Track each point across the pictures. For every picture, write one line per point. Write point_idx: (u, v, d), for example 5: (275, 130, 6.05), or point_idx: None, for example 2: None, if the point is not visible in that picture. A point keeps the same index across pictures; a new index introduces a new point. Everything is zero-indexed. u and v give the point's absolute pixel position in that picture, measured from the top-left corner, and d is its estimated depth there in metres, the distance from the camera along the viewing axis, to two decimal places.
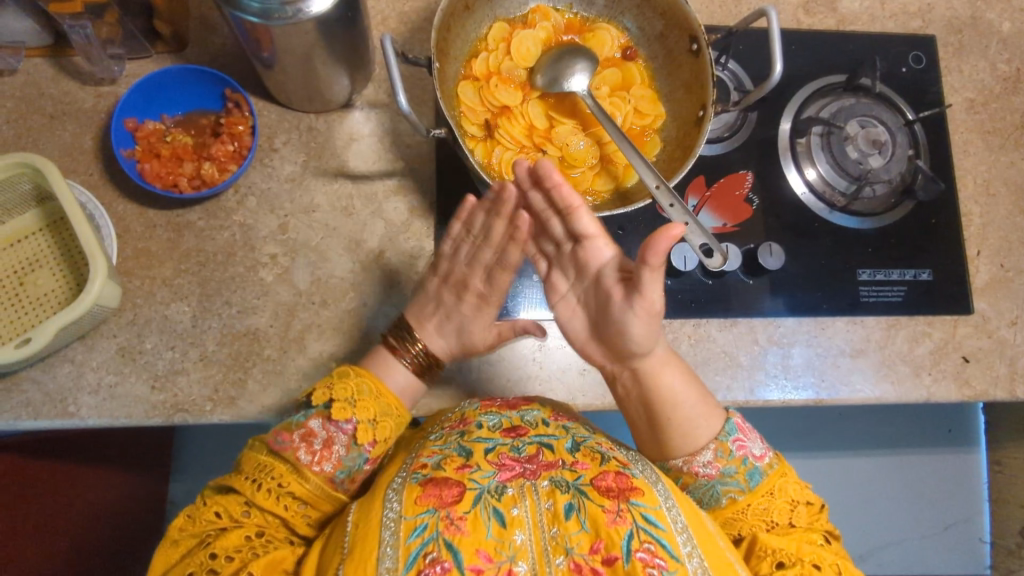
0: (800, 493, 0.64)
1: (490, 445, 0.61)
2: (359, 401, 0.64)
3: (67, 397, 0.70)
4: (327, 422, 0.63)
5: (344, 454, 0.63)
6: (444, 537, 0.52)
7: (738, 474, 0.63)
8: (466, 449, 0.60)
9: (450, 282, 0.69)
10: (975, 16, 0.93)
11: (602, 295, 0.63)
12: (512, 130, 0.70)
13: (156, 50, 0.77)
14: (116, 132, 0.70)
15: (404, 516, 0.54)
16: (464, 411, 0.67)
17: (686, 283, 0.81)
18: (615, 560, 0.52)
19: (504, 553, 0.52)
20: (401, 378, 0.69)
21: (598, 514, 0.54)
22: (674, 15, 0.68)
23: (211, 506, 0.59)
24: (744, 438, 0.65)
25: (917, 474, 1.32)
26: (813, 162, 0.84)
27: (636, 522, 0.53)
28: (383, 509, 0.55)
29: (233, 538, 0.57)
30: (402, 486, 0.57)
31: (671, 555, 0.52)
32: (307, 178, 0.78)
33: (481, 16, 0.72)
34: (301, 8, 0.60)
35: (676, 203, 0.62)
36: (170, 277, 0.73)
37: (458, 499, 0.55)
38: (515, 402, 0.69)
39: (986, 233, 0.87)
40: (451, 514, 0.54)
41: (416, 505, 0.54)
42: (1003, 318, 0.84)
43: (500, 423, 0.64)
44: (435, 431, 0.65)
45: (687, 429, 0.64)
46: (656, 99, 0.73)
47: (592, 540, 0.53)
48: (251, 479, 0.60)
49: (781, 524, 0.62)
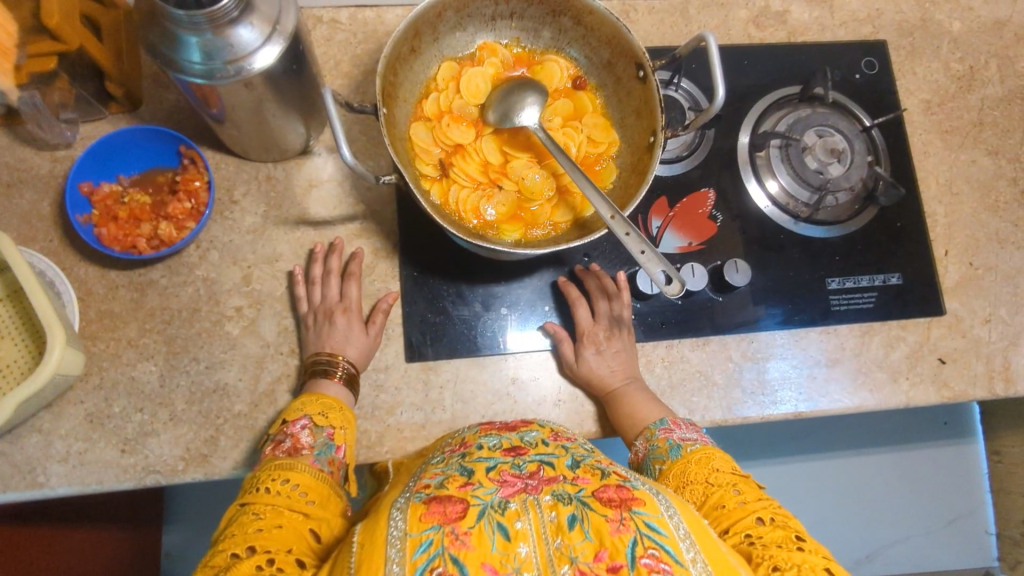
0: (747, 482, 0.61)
1: (492, 463, 0.53)
2: (306, 404, 0.66)
3: (36, 467, 0.69)
4: (283, 433, 0.64)
5: (310, 440, 0.63)
6: (451, 552, 0.45)
7: (660, 448, 0.67)
8: (469, 469, 0.53)
9: (321, 312, 0.73)
10: (925, 17, 0.93)
11: (592, 335, 0.76)
12: (467, 169, 0.70)
13: (110, 110, 0.77)
14: (71, 198, 0.70)
15: (410, 533, 0.46)
16: (465, 436, 0.61)
17: (655, 305, 0.81)
18: (619, 568, 0.45)
19: (510, 566, 0.45)
20: (332, 387, 0.69)
21: (601, 524, 0.47)
22: (619, 43, 0.68)
23: (220, 550, 0.51)
24: (673, 428, 0.69)
25: (915, 470, 1.31)
26: (773, 175, 0.85)
27: (640, 530, 0.47)
28: (388, 530, 0.47)
29: (246, 566, 0.49)
30: (406, 506, 0.49)
31: (676, 560, 0.46)
32: (269, 228, 0.77)
33: (428, 56, 0.71)
34: (243, 66, 0.59)
35: (632, 230, 0.62)
36: (135, 338, 0.73)
37: (462, 514, 0.47)
38: (516, 425, 0.63)
39: (952, 233, 0.87)
40: (455, 530, 0.46)
41: (421, 523, 0.47)
42: (977, 317, 0.84)
43: (500, 443, 0.57)
44: (436, 456, 0.58)
45: (639, 421, 0.71)
46: (609, 126, 0.73)
47: (596, 550, 0.45)
48: (255, 513, 0.55)
49: (716, 497, 0.59)
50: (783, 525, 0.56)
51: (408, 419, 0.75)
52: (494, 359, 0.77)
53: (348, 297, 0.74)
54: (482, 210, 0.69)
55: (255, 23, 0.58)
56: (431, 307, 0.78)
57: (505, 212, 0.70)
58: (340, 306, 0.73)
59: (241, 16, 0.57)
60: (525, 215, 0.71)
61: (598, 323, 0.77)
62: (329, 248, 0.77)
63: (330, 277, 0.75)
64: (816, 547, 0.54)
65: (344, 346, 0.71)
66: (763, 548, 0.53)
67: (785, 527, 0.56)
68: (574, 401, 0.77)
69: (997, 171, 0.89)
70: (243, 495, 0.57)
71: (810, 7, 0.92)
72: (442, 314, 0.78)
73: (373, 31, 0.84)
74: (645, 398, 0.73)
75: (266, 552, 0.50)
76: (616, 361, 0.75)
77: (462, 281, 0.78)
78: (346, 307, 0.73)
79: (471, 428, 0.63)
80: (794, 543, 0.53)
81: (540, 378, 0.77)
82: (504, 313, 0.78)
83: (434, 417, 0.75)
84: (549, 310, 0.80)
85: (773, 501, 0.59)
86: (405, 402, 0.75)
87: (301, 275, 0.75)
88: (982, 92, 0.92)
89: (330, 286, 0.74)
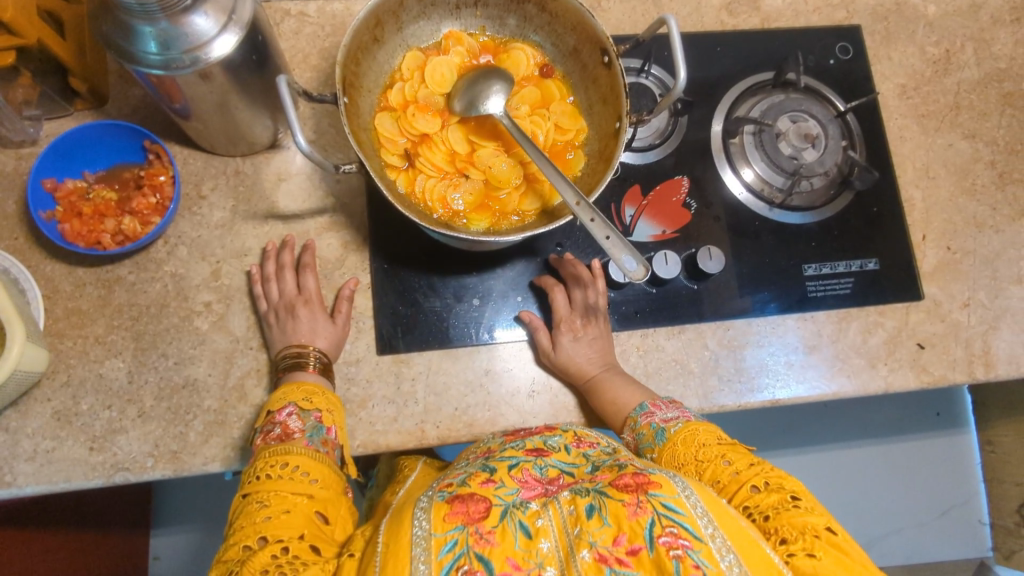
0: (738, 450, 0.61)
1: (513, 462, 0.57)
2: (289, 391, 0.65)
3: (3, 465, 0.68)
4: (268, 425, 0.63)
5: (300, 425, 0.62)
6: (476, 550, 0.47)
7: (647, 436, 0.66)
8: (491, 467, 0.56)
9: (283, 305, 0.72)
10: (899, 2, 0.93)
11: (568, 321, 0.75)
12: (433, 158, 0.69)
13: (75, 107, 0.77)
14: (33, 194, 0.69)
15: (434, 533, 0.48)
16: (489, 444, 0.64)
17: (629, 294, 0.80)
18: (639, 551, 0.46)
19: (532, 561, 0.47)
20: (306, 376, 0.68)
21: (618, 509, 0.48)
22: (583, 29, 0.67)
23: (234, 543, 0.54)
24: (654, 410, 0.68)
25: (908, 461, 1.29)
26: (748, 162, 0.84)
27: (657, 510, 0.48)
28: (412, 529, 0.49)
29: (260, 559, 0.51)
30: (428, 505, 0.51)
31: (695, 535, 0.46)
32: (237, 222, 0.77)
33: (393, 46, 0.71)
34: (201, 55, 0.59)
35: (597, 216, 0.61)
36: (103, 334, 0.72)
37: (485, 514, 0.49)
38: (537, 431, 0.66)
39: (930, 217, 0.86)
40: (479, 529, 0.48)
41: (444, 522, 0.48)
42: (955, 301, 0.84)
43: (522, 445, 0.60)
44: (461, 464, 0.62)
45: (620, 408, 0.70)
46: (577, 114, 0.72)
47: (615, 535, 0.47)
48: (260, 500, 0.56)
49: (715, 475, 0.59)
50: (777, 487, 0.56)
51: (380, 412, 0.74)
52: (466, 351, 0.76)
53: (308, 289, 0.73)
54: (449, 200, 0.69)
55: (210, 12, 0.58)
56: (402, 299, 0.77)
57: (473, 201, 0.69)
58: (302, 297, 0.72)
59: (194, 4, 0.56)
60: (493, 204, 0.70)
61: (574, 310, 0.76)
62: (281, 244, 0.76)
63: (286, 271, 0.74)
64: (813, 505, 0.54)
65: (314, 336, 0.71)
66: (763, 522, 0.54)
67: (780, 490, 0.56)
68: (549, 391, 0.76)
69: (975, 155, 0.89)
70: (245, 485, 0.58)
71: None
72: (413, 306, 0.77)
73: (341, 23, 0.83)
74: (625, 382, 0.72)
75: (279, 541, 0.53)
76: (593, 347, 0.74)
77: (433, 273, 0.78)
78: (307, 299, 0.72)
79: (493, 440, 0.65)
80: (790, 506, 0.54)
81: (513, 369, 0.77)
82: (475, 304, 0.78)
83: (406, 410, 0.74)
84: (521, 301, 0.79)
85: (766, 464, 0.59)
86: (377, 395, 0.74)
87: (258, 274, 0.75)
88: (958, 76, 0.91)
89: (289, 280, 0.73)
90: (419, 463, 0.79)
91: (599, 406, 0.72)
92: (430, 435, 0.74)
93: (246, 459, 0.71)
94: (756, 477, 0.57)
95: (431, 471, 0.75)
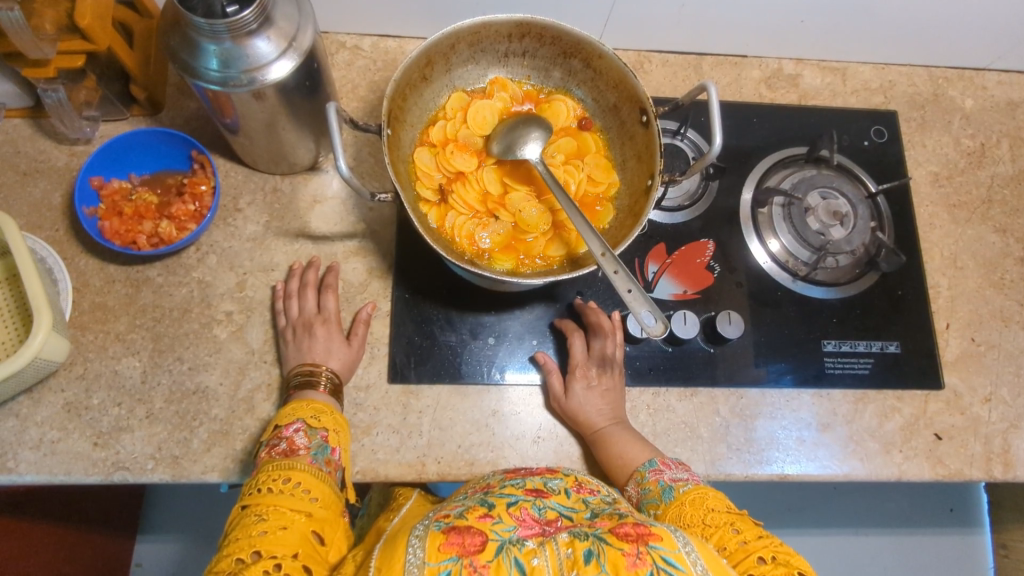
0: (744, 521, 0.59)
1: (513, 500, 0.55)
2: (297, 408, 0.66)
3: (6, 451, 0.68)
4: (275, 437, 0.63)
5: (305, 442, 0.63)
6: None
7: (653, 493, 0.65)
8: (489, 502, 0.55)
9: (302, 322, 0.72)
10: (938, 93, 0.95)
11: (585, 369, 0.75)
12: (466, 196, 0.70)
13: (131, 113, 0.81)
14: (80, 190, 0.72)
15: (427, 562, 0.47)
16: (488, 479, 0.63)
17: (644, 350, 0.80)
18: None
19: None
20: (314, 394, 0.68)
21: (617, 558, 0.47)
22: (624, 87, 0.69)
23: (227, 557, 0.53)
24: (663, 468, 0.67)
25: (917, 556, 1.22)
26: (775, 233, 0.85)
27: (657, 563, 0.47)
28: (406, 556, 0.48)
29: None
30: (424, 533, 0.50)
31: None
32: (268, 238, 0.79)
33: (439, 86, 0.74)
34: (258, 77, 0.61)
35: (620, 269, 0.61)
36: (124, 332, 0.74)
37: (481, 547, 0.48)
38: (540, 471, 0.64)
39: (955, 306, 0.86)
40: (474, 562, 0.47)
41: (439, 552, 0.48)
42: (976, 395, 0.82)
43: (522, 484, 0.59)
44: (460, 496, 0.61)
45: (625, 463, 0.69)
46: (610, 167, 0.74)
47: None
48: (257, 514, 0.56)
49: (717, 543, 0.57)
50: (785, 562, 0.54)
51: (383, 441, 0.73)
52: (476, 389, 0.76)
53: (328, 309, 0.74)
54: (477, 238, 0.70)
55: (272, 37, 0.60)
56: (419, 330, 0.78)
57: (500, 241, 0.70)
58: (322, 317, 0.73)
59: (259, 28, 0.59)
60: (519, 246, 0.71)
61: (591, 357, 0.76)
62: (307, 264, 0.78)
63: (311, 289, 0.75)
64: None
65: (328, 357, 0.71)
66: None
67: (788, 564, 0.54)
68: (554, 439, 0.76)
69: (1004, 249, 0.88)
70: (244, 497, 0.58)
71: (823, 73, 0.94)
72: (429, 338, 0.77)
73: (392, 59, 0.87)
74: (633, 438, 0.71)
75: (273, 557, 0.52)
76: (606, 399, 0.74)
77: (452, 307, 0.79)
78: (325, 319, 0.73)
79: (492, 476, 0.64)
80: None
81: (520, 413, 0.76)
82: (490, 343, 0.78)
83: (409, 442, 0.74)
84: (537, 344, 0.79)
85: (774, 537, 0.57)
86: (382, 423, 0.74)
87: (281, 290, 0.76)
88: (992, 170, 0.92)
89: (312, 300, 0.74)
90: (415, 494, 0.78)
91: (604, 457, 0.71)
92: (430, 470, 0.73)
93: (244, 472, 0.71)
94: (760, 547, 0.56)
95: (425, 502, 0.75)
